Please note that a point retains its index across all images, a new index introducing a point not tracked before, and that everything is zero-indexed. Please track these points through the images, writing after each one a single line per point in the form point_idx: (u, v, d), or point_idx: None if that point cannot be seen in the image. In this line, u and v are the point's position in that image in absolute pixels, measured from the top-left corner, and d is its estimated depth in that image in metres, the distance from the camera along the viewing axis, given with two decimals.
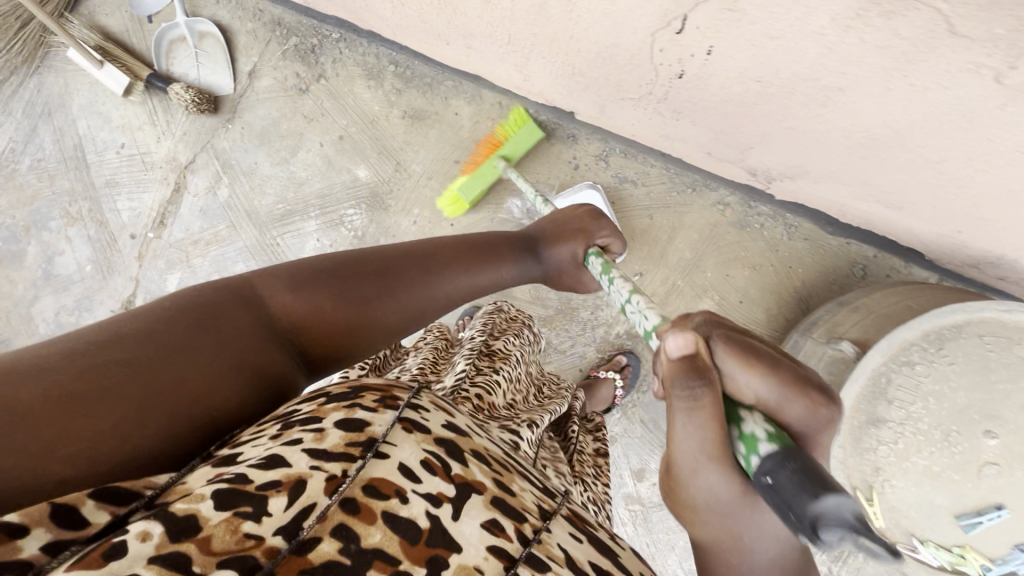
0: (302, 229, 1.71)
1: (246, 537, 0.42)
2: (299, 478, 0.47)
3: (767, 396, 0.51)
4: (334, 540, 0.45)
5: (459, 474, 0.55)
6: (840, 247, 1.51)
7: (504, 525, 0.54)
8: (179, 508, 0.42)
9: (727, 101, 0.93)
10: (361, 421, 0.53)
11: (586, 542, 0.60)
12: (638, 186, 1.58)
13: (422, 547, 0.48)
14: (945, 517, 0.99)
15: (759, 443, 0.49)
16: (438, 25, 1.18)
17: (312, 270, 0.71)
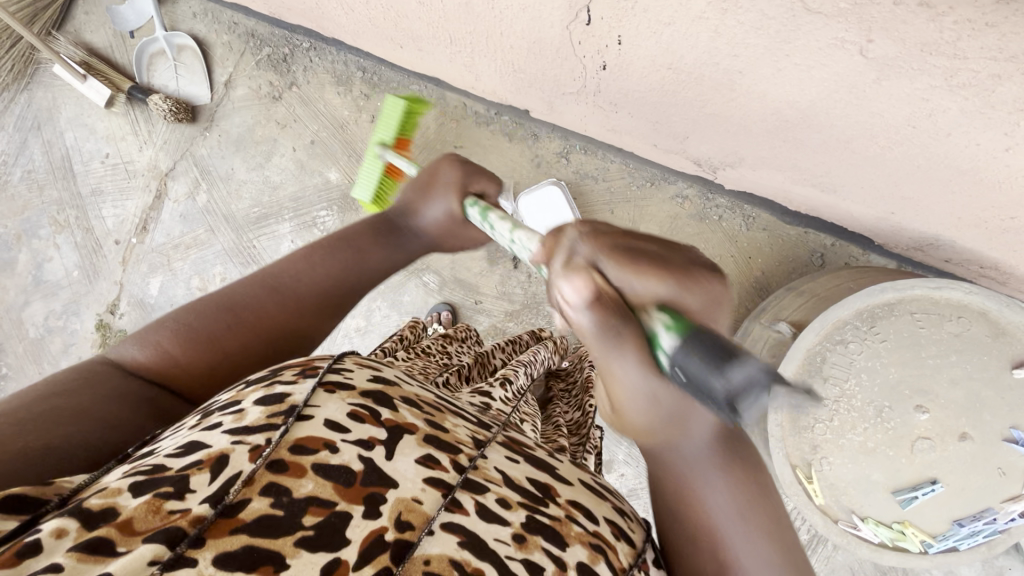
0: (276, 231, 1.77)
1: (171, 512, 0.43)
2: (221, 456, 0.47)
3: (653, 292, 0.51)
4: (265, 497, 0.46)
5: (389, 418, 0.55)
6: (798, 236, 1.53)
7: (439, 458, 0.55)
8: (92, 503, 0.43)
9: (651, 91, 0.97)
10: (280, 393, 0.52)
11: (523, 461, 0.62)
12: (599, 182, 1.62)
13: (358, 487, 0.49)
14: (882, 493, 1.00)
15: (663, 337, 0.48)
16: (389, 30, 1.23)
17: (162, 323, 0.71)
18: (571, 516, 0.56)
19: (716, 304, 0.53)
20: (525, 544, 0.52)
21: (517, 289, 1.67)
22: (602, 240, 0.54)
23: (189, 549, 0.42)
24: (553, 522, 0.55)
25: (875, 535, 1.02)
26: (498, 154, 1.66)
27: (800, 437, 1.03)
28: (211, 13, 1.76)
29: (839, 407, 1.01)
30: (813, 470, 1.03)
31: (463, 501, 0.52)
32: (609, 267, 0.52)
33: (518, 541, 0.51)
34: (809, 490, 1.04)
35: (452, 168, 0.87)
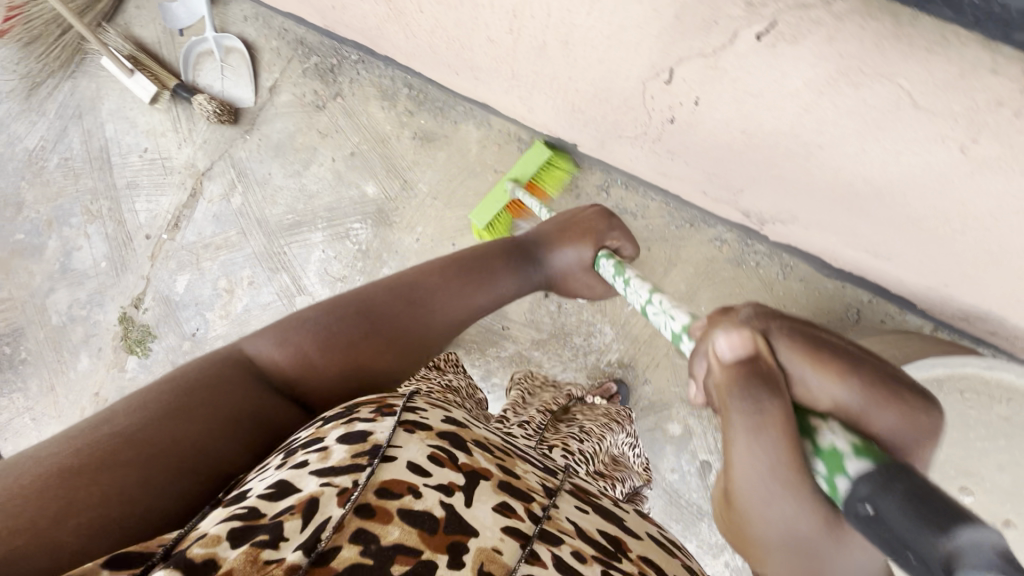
0: (309, 239, 1.76)
1: (267, 563, 0.50)
2: (310, 499, 0.56)
3: (833, 399, 0.55)
4: (353, 545, 0.54)
5: (465, 463, 0.65)
6: (835, 290, 1.52)
7: (513, 506, 0.64)
8: (197, 552, 0.50)
9: (716, 147, 0.96)
10: (360, 433, 0.63)
11: (591, 512, 0.73)
12: (638, 218, 1.61)
13: (442, 535, 0.58)
14: None
15: (842, 456, 0.51)
16: (449, 58, 1.23)
17: (301, 322, 0.85)
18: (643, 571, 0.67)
19: (888, 431, 0.54)
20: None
21: (546, 318, 1.66)
22: (777, 325, 0.58)
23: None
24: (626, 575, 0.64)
25: None
26: (538, 181, 1.65)
27: None
28: (263, 18, 1.77)
29: None
30: None
31: (541, 553, 0.61)
32: (783, 349, 0.57)
33: None
34: None
35: (597, 220, 1.07)
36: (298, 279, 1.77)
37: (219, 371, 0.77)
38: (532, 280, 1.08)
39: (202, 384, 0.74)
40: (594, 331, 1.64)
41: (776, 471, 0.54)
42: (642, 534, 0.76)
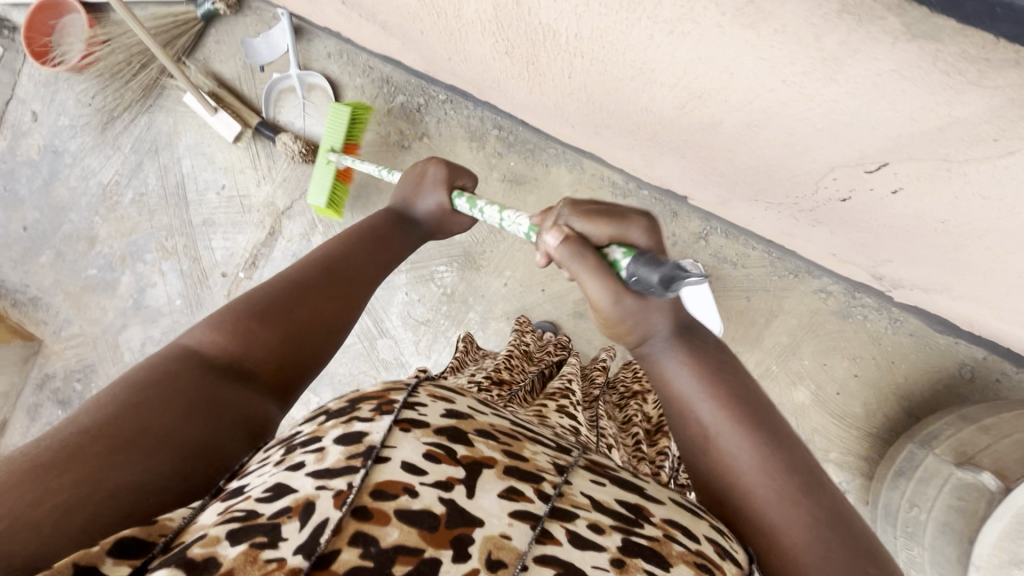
0: (391, 281, 1.73)
1: (267, 562, 0.40)
2: (305, 502, 0.43)
3: (615, 233, 0.72)
4: (352, 548, 0.42)
5: (466, 455, 0.50)
6: (946, 345, 1.44)
7: (522, 490, 0.50)
8: (196, 552, 0.40)
9: (888, 226, 0.92)
10: (359, 432, 0.48)
11: (608, 484, 0.56)
12: (737, 267, 1.56)
13: (443, 531, 0.44)
14: None
15: (622, 260, 0.69)
16: (572, 114, 1.19)
17: (222, 311, 0.67)
18: (670, 537, 0.51)
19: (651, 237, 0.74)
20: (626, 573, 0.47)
21: None
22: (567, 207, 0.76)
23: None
24: (652, 543, 0.50)
25: None
26: None
27: None
28: (347, 55, 1.74)
29: None
30: None
31: (553, 531, 0.48)
32: (581, 221, 0.73)
33: (618, 566, 0.47)
34: None
35: (439, 167, 1.00)
36: (381, 321, 1.73)
37: (153, 380, 0.57)
38: (416, 236, 0.98)
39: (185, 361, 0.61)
40: None
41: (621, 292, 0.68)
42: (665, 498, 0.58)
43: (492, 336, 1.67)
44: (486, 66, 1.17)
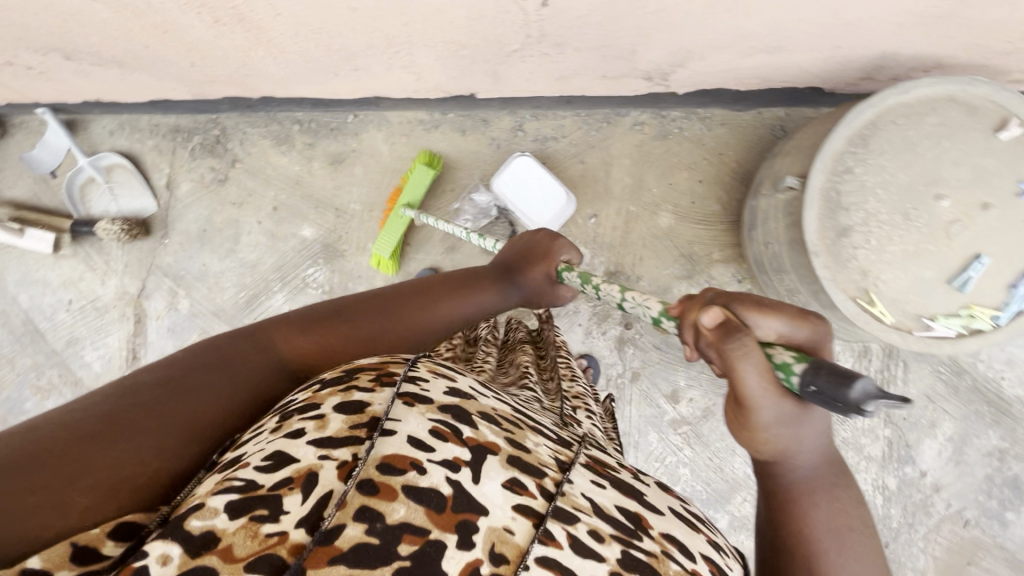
0: (271, 306, 1.72)
1: (268, 536, 0.47)
2: (309, 471, 0.51)
3: (784, 333, 0.62)
4: (358, 522, 0.49)
5: (472, 438, 0.58)
6: (754, 119, 1.60)
7: (525, 483, 0.58)
8: (195, 525, 0.47)
9: (592, 9, 1.03)
10: (359, 403, 0.57)
11: (609, 486, 0.66)
12: (561, 140, 1.65)
13: (449, 513, 0.52)
14: (940, 287, 1.05)
15: (794, 366, 0.59)
16: (321, 58, 1.24)
17: (311, 317, 0.77)
18: (666, 553, 0.61)
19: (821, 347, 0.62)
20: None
21: None
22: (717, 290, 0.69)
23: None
24: (651, 558, 0.59)
25: (951, 329, 1.07)
26: (455, 150, 1.68)
27: (848, 269, 1.08)
28: (128, 124, 1.73)
29: (871, 227, 1.06)
30: (872, 293, 1.08)
31: (555, 532, 0.56)
32: (764, 319, 0.62)
33: None
34: (874, 313, 1.08)
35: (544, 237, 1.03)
36: None
37: (237, 350, 0.68)
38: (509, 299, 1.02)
39: (235, 354, 0.68)
40: None
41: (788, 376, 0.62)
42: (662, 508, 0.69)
43: None
44: (221, 52, 1.20)
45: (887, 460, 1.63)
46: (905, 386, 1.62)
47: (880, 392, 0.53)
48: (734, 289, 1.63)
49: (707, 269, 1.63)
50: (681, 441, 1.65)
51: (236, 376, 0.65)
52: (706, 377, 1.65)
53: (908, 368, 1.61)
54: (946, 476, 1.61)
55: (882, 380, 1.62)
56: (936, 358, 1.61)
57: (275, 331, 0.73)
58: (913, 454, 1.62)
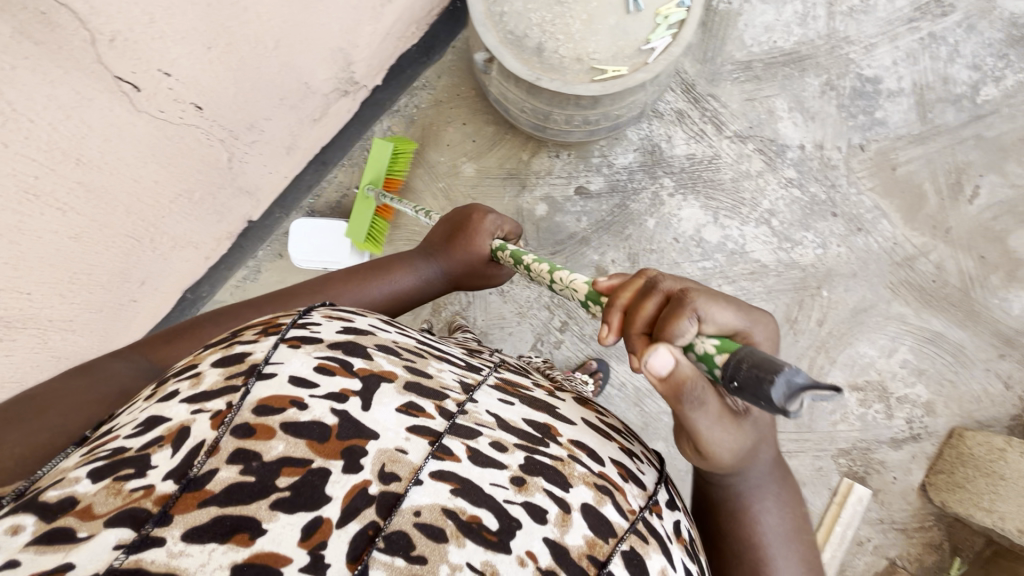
0: None
1: (131, 491, 0.49)
2: (180, 426, 0.53)
3: (734, 325, 0.72)
4: (231, 465, 0.51)
5: (364, 368, 0.61)
6: (454, 53, 1.78)
7: (422, 405, 0.61)
8: (51, 495, 0.49)
9: (235, 80, 1.14)
10: (237, 354, 0.60)
11: (518, 403, 0.70)
12: (350, 192, 1.76)
13: (334, 442, 0.55)
14: (627, 20, 1.20)
15: (716, 356, 0.68)
16: (108, 298, 1.30)
17: (206, 323, 0.90)
18: (572, 456, 0.64)
19: (769, 341, 0.76)
20: (524, 484, 0.58)
21: None
22: None
23: (157, 527, 0.47)
24: (556, 461, 0.62)
25: (666, 37, 1.22)
26: (290, 272, 1.73)
27: (567, 66, 1.22)
28: None
29: (550, 30, 1.21)
30: (598, 64, 1.21)
31: (453, 448, 0.59)
32: (712, 318, 0.71)
33: (518, 483, 0.58)
34: (612, 75, 1.21)
35: (484, 216, 1.18)
36: None
37: (106, 365, 0.79)
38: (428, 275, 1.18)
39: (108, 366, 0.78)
40: None
41: (750, 323, 0.74)
42: (574, 420, 0.73)
43: None
44: (31, 368, 1.22)
45: (772, 162, 1.75)
46: (727, 107, 1.77)
47: (808, 383, 0.54)
48: (560, 164, 1.76)
49: (530, 170, 1.76)
50: None
51: (116, 381, 0.75)
52: (607, 236, 1.74)
53: (717, 96, 1.77)
54: (816, 133, 1.76)
55: (711, 119, 1.77)
56: (726, 71, 1.78)
57: (150, 348, 0.84)
58: (782, 142, 1.76)
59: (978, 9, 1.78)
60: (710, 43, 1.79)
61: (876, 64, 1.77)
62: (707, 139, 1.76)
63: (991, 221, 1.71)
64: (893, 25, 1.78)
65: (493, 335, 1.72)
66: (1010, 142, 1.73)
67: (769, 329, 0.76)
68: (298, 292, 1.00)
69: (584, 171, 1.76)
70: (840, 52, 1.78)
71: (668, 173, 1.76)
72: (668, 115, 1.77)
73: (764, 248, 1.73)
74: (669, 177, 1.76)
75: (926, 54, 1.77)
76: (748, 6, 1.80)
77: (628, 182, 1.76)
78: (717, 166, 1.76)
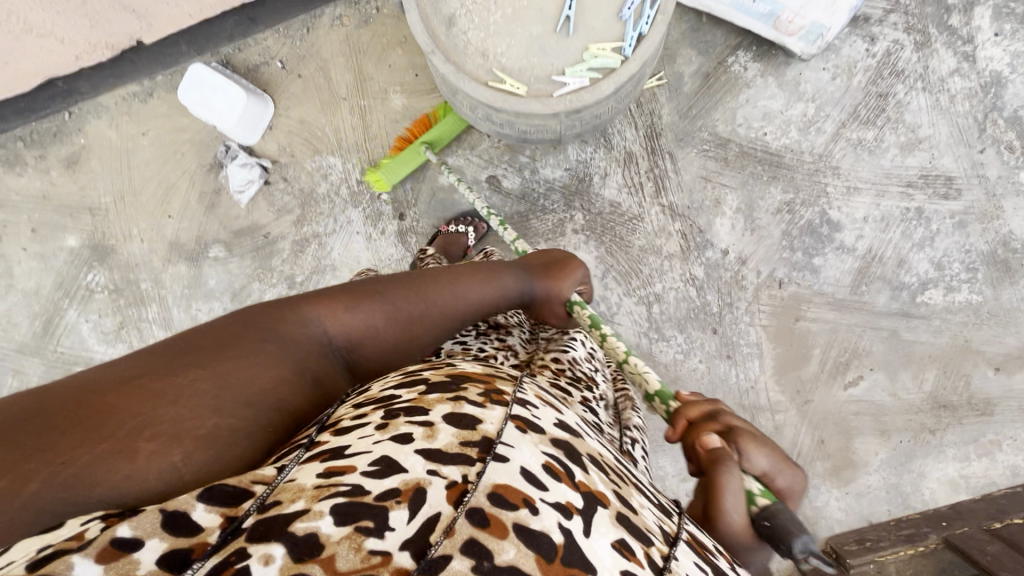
0: (67, 324, 1.69)
1: (370, 554, 0.43)
2: (416, 488, 0.48)
3: (768, 468, 0.75)
4: (465, 557, 0.44)
5: (584, 480, 0.55)
6: None
7: (633, 546, 0.52)
8: (300, 527, 0.44)
9: None
10: (471, 419, 0.55)
11: (712, 569, 0.58)
12: (272, 62, 1.62)
13: (562, 567, 0.46)
14: (551, 39, 1.05)
15: (757, 496, 0.73)
16: None
17: (356, 290, 0.76)
18: None
19: (797, 489, 0.77)
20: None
21: (285, 196, 1.65)
22: None
23: None
24: None
25: (582, 79, 1.06)
26: (178, 109, 1.64)
27: (468, 55, 1.08)
28: None
29: (468, 7, 1.05)
30: (499, 71, 1.07)
31: None
32: (754, 451, 0.74)
33: None
34: (509, 89, 1.07)
35: (579, 270, 0.98)
36: (91, 358, 1.69)
37: (242, 322, 0.66)
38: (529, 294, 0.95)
39: (263, 326, 0.67)
40: (327, 170, 1.64)
41: (779, 473, 0.76)
42: None
43: (173, 282, 1.68)
44: None
45: (687, 252, 1.63)
46: (678, 175, 1.61)
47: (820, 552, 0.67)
48: (486, 145, 1.62)
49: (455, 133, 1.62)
50: None
51: (287, 355, 0.65)
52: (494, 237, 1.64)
53: (675, 158, 1.61)
54: (744, 246, 1.63)
55: (654, 178, 1.62)
56: (697, 138, 1.61)
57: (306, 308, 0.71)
58: (709, 237, 1.63)
59: (980, 210, 1.59)
60: (701, 100, 1.60)
61: (846, 211, 1.61)
62: (640, 196, 1.62)
63: (851, 415, 1.63)
64: (888, 181, 1.60)
65: (339, 272, 1.65)
66: (917, 354, 1.62)
67: (797, 483, 0.77)
68: (424, 275, 0.84)
69: (505, 164, 1.63)
70: (820, 179, 1.61)
71: (583, 210, 1.63)
72: (616, 151, 1.61)
73: (630, 325, 1.65)
74: (583, 213, 1.63)
75: (901, 227, 1.60)
76: (761, 81, 1.59)
77: (541, 197, 1.63)
78: (634, 227, 1.63)
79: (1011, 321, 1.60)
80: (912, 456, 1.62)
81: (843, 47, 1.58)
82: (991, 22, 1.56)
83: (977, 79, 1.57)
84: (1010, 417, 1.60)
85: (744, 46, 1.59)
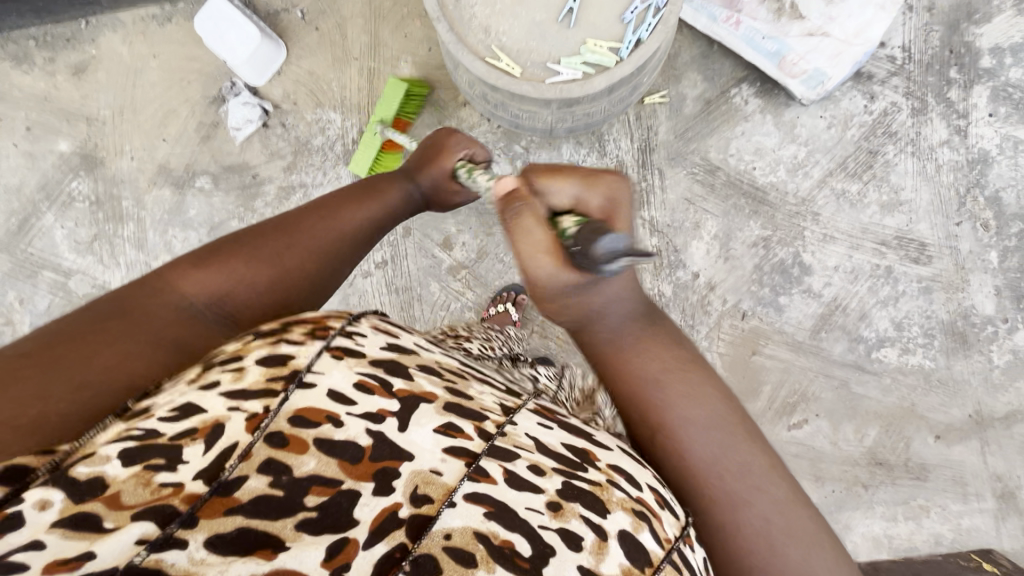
0: (43, 226, 1.70)
1: (160, 487, 0.49)
2: (215, 425, 0.52)
3: (576, 196, 0.79)
4: (262, 474, 0.51)
5: (403, 388, 0.59)
6: None
7: (461, 426, 0.60)
8: (81, 473, 0.49)
9: None
10: (284, 354, 0.57)
11: (557, 427, 0.68)
12: (292, 11, 1.66)
13: (366, 462, 0.54)
14: (552, 28, 1.09)
15: (569, 227, 0.75)
16: None
17: (212, 248, 0.78)
18: (611, 482, 0.63)
19: (619, 199, 0.81)
20: (560, 510, 0.58)
21: (280, 142, 1.67)
22: None
23: (183, 529, 0.47)
24: (592, 487, 0.61)
25: (575, 71, 1.10)
26: (193, 39, 1.67)
27: (471, 28, 1.10)
28: None
29: None
30: (497, 48, 1.10)
31: (488, 470, 0.58)
32: (548, 184, 0.79)
33: (552, 509, 0.58)
34: (504, 69, 1.10)
35: (458, 141, 1.07)
36: (59, 264, 1.70)
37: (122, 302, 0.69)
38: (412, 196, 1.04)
39: (133, 302, 0.69)
40: (325, 124, 1.66)
41: (590, 196, 0.79)
42: (610, 445, 0.71)
43: (154, 206, 1.69)
44: None
45: (659, 268, 1.66)
46: (663, 193, 1.65)
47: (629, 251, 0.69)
48: (484, 128, 1.64)
49: (456, 111, 1.65)
50: (462, 286, 1.67)
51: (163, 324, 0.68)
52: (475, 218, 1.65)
53: (663, 175, 1.64)
54: (715, 273, 1.65)
55: (640, 191, 1.65)
56: (688, 161, 1.64)
57: (168, 273, 0.73)
58: (682, 257, 1.65)
59: (947, 280, 1.63)
60: (698, 124, 1.63)
61: (819, 257, 1.64)
62: None
63: (789, 457, 1.65)
64: (863, 235, 1.64)
65: None
66: (863, 409, 1.65)
67: (616, 187, 0.81)
68: (289, 217, 0.85)
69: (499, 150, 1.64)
70: (798, 222, 1.64)
71: None
72: (609, 158, 1.64)
73: None
74: None
75: (868, 282, 1.64)
76: (759, 117, 1.63)
77: None
78: None
79: (959, 393, 1.63)
80: (840, 507, 1.64)
81: (842, 99, 1.63)
82: (988, 102, 1.61)
83: (965, 154, 1.62)
84: (942, 486, 1.63)
85: (750, 81, 1.63)
